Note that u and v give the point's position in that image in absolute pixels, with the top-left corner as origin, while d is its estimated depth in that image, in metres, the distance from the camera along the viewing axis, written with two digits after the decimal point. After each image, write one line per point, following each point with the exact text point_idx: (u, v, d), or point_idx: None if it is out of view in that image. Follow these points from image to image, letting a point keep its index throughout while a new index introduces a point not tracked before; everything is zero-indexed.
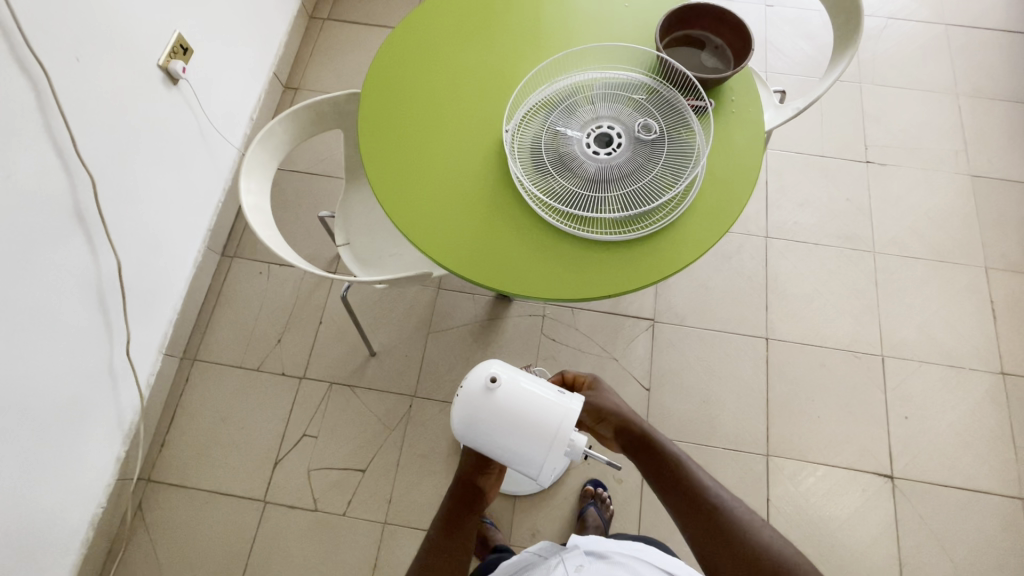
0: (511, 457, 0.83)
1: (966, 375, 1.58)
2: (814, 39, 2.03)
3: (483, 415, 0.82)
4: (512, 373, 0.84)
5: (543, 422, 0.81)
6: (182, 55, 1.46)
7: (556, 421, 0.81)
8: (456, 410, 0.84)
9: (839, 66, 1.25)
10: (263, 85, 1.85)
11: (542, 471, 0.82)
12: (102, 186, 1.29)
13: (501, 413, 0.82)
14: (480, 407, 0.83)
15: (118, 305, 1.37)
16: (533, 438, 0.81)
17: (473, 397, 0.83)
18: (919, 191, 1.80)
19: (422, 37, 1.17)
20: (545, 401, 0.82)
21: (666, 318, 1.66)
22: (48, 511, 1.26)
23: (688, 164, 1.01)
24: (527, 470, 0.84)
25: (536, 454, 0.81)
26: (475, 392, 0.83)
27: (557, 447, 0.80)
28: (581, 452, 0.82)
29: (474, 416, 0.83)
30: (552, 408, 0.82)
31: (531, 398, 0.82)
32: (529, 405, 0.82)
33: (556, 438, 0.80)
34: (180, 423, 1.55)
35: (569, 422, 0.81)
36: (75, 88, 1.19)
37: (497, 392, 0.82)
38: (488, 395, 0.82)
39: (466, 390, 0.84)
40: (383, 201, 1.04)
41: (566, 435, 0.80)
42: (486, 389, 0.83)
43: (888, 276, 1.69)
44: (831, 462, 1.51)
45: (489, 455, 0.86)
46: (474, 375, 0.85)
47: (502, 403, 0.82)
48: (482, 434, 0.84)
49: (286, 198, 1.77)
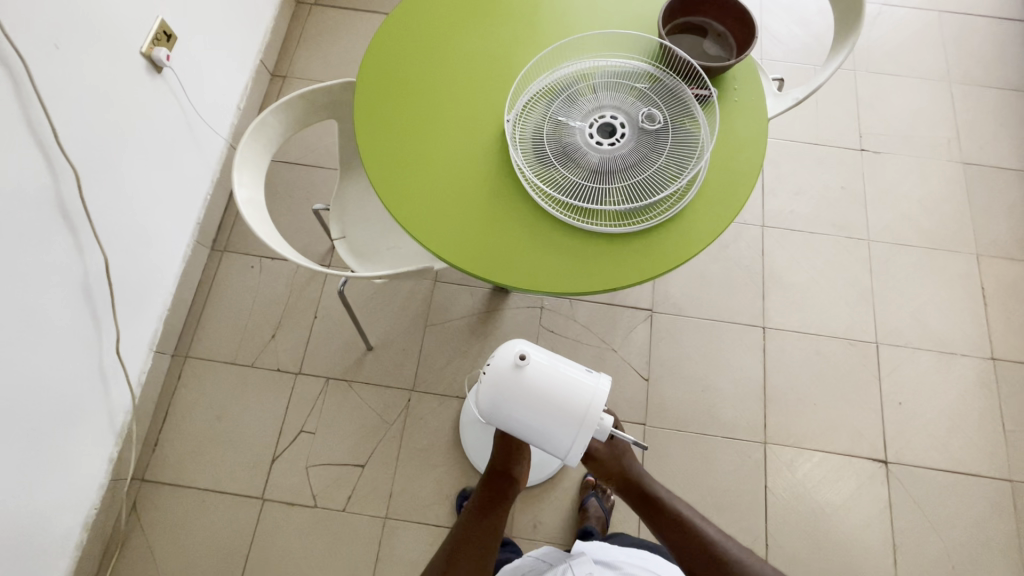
0: (538, 436, 0.83)
1: (957, 360, 1.61)
2: (809, 26, 2.02)
3: (511, 393, 0.82)
4: (540, 352, 0.84)
5: (573, 402, 0.80)
6: (165, 42, 1.41)
7: (585, 400, 0.80)
8: (482, 389, 0.84)
9: (839, 54, 1.24)
10: (249, 73, 1.80)
11: (570, 452, 0.82)
12: (86, 179, 1.24)
13: (528, 391, 0.82)
14: (508, 383, 0.82)
15: (107, 302, 1.33)
16: (561, 417, 0.80)
17: (500, 374, 0.82)
18: (912, 178, 1.81)
19: (418, 22, 1.14)
20: (574, 380, 0.82)
21: (664, 308, 1.66)
22: (41, 514, 1.23)
23: (693, 155, 0.99)
24: (555, 451, 0.83)
25: (564, 433, 0.81)
26: (503, 369, 0.83)
27: (586, 426, 0.80)
28: (607, 431, 0.83)
29: (502, 393, 0.82)
30: (581, 386, 0.81)
31: (560, 377, 0.82)
32: (558, 384, 0.81)
33: (586, 417, 0.80)
34: (174, 421, 1.52)
35: (597, 401, 0.80)
36: (55, 78, 1.13)
37: (526, 369, 0.82)
38: (516, 373, 0.82)
39: (494, 368, 0.83)
40: (382, 193, 1.01)
41: (595, 413, 0.80)
42: (514, 366, 0.82)
43: (882, 264, 1.71)
44: (826, 449, 1.53)
45: (516, 433, 0.85)
46: (502, 354, 0.84)
47: (531, 381, 0.81)
48: (510, 412, 0.83)
49: (277, 190, 1.73)
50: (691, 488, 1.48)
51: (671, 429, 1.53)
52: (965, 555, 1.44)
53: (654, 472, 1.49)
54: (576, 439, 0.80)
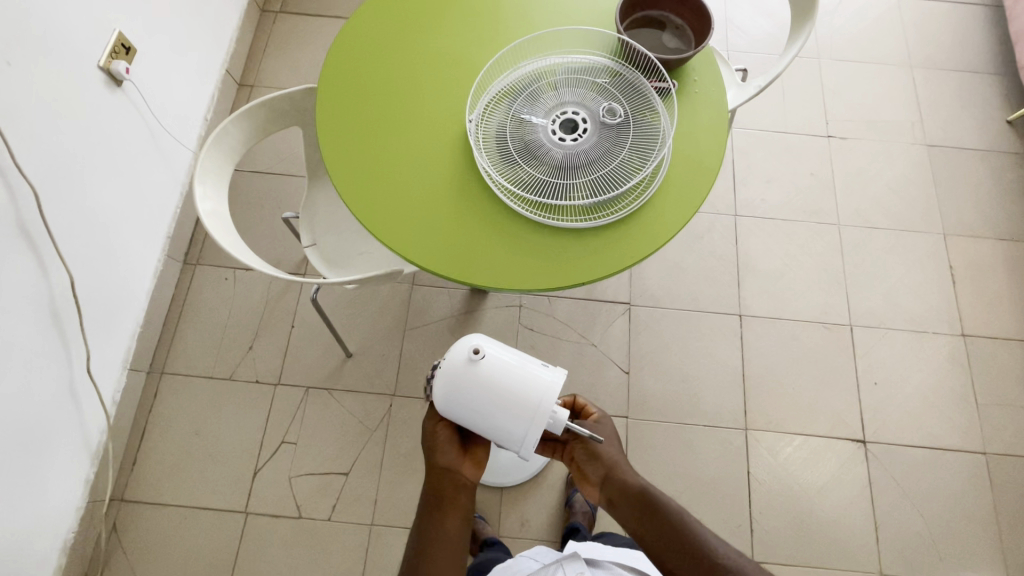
0: (490, 430, 0.82)
1: (929, 338, 1.64)
2: (772, 16, 2.05)
3: (465, 388, 0.81)
4: (495, 347, 0.84)
5: (525, 396, 0.80)
6: (124, 55, 1.39)
7: (537, 393, 0.80)
8: (437, 384, 0.83)
9: (798, 42, 1.26)
10: (215, 84, 1.78)
11: (523, 446, 0.80)
12: (48, 198, 1.22)
13: (483, 385, 0.81)
14: (463, 378, 0.81)
15: (74, 322, 1.31)
16: (515, 410, 0.80)
17: (455, 369, 0.82)
18: (879, 162, 1.84)
19: (377, 27, 1.13)
20: (527, 373, 0.81)
21: (641, 300, 1.67)
22: (16, 541, 1.20)
23: (655, 146, 1.00)
24: (508, 445, 0.82)
25: (517, 426, 0.80)
26: (457, 364, 0.82)
27: (539, 419, 0.79)
28: (563, 425, 0.82)
29: (456, 388, 0.82)
30: (533, 379, 0.81)
31: (513, 371, 0.81)
32: (512, 378, 0.81)
33: (537, 411, 0.79)
34: (152, 439, 1.50)
35: (550, 395, 0.80)
36: (8, 95, 1.11)
37: (481, 363, 0.81)
38: (471, 367, 0.81)
39: (448, 362, 0.82)
40: (346, 197, 1.01)
41: (548, 406, 0.79)
42: (469, 360, 0.81)
43: (853, 247, 1.74)
44: (806, 432, 1.55)
45: (471, 428, 0.84)
46: (457, 348, 0.84)
47: (485, 375, 0.81)
48: (464, 407, 0.82)
49: (248, 201, 1.71)
50: (675, 478, 1.49)
51: (654, 421, 1.54)
52: (944, 529, 1.46)
53: (637, 463, 1.50)
54: (528, 433, 0.79)
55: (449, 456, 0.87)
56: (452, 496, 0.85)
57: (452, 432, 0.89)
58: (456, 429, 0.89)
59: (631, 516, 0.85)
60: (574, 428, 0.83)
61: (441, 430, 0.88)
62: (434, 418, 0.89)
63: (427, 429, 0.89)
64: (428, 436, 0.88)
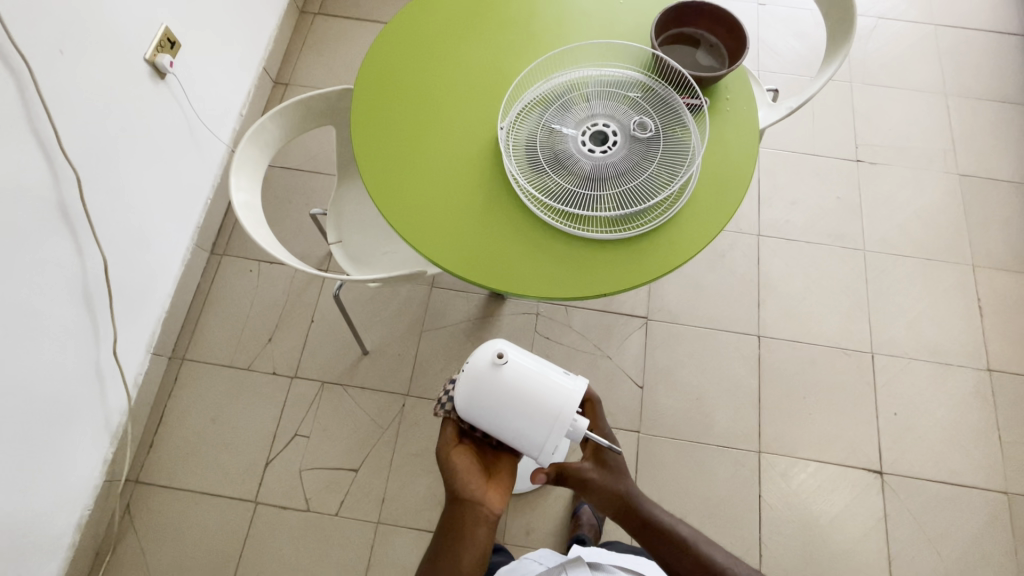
0: (510, 435, 0.83)
1: (952, 371, 1.61)
2: (805, 38, 2.04)
3: (487, 391, 0.82)
4: (518, 353, 0.85)
5: (545, 402, 0.81)
6: (169, 49, 1.43)
7: (559, 402, 0.81)
8: (460, 385, 0.84)
9: (832, 65, 1.26)
10: (252, 81, 1.82)
11: (543, 450, 0.81)
12: (88, 183, 1.26)
13: (506, 390, 0.82)
14: (485, 382, 0.83)
15: (104, 304, 1.34)
16: (537, 416, 0.81)
17: (478, 373, 0.83)
18: (908, 189, 1.82)
19: (414, 32, 1.16)
20: (548, 380, 0.83)
21: (659, 315, 1.66)
22: (35, 514, 1.23)
23: (684, 162, 1.01)
24: (526, 450, 0.83)
25: (537, 431, 0.81)
26: (481, 368, 0.84)
27: (560, 425, 0.80)
28: (582, 434, 0.82)
29: (478, 391, 0.83)
30: (557, 387, 0.82)
31: (536, 377, 0.83)
32: (536, 384, 0.82)
33: (558, 417, 0.80)
34: (169, 423, 1.53)
35: (571, 402, 0.81)
36: (58, 83, 1.15)
37: (505, 367, 0.83)
38: (494, 371, 0.83)
39: (472, 366, 0.84)
40: (377, 199, 1.03)
41: (569, 416, 0.80)
42: (493, 365, 0.83)
43: (877, 274, 1.71)
44: (821, 458, 1.52)
45: (490, 432, 0.85)
46: (480, 352, 0.85)
47: (508, 380, 0.82)
48: (485, 411, 0.83)
49: (277, 196, 1.75)
50: (685, 497, 1.48)
51: (666, 437, 1.53)
52: (960, 568, 1.42)
53: (646, 479, 1.49)
54: (547, 440, 0.81)
55: (471, 483, 0.89)
56: (478, 523, 0.87)
57: (470, 462, 0.92)
58: (473, 455, 0.93)
59: (645, 539, 0.90)
60: (592, 437, 0.84)
61: (459, 457, 0.91)
62: (453, 445, 0.92)
63: (445, 455, 0.92)
64: (446, 463, 0.91)
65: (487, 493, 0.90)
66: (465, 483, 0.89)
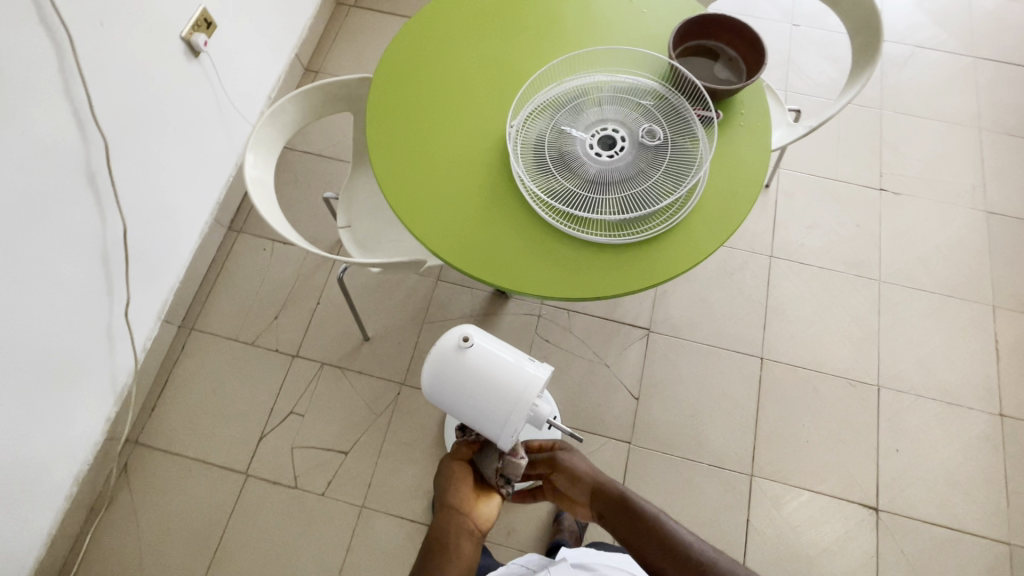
0: (473, 418, 0.84)
1: (962, 412, 1.55)
2: (837, 61, 2.01)
3: (451, 373, 0.84)
4: (484, 337, 0.86)
5: (507, 386, 0.82)
6: (205, 29, 1.49)
7: (521, 385, 0.82)
8: (426, 368, 0.86)
9: (856, 85, 1.24)
10: (283, 66, 1.88)
11: (504, 433, 0.83)
12: (115, 151, 1.31)
13: (469, 373, 0.83)
14: (450, 365, 0.84)
15: (121, 268, 1.39)
16: (498, 399, 0.82)
17: (443, 356, 0.85)
18: (931, 223, 1.77)
19: (436, 28, 1.18)
20: (512, 364, 0.84)
21: (662, 328, 1.65)
22: (36, 463, 1.28)
23: (690, 171, 1.00)
24: (489, 432, 0.84)
25: (498, 414, 0.82)
26: (446, 351, 0.85)
27: (520, 409, 0.81)
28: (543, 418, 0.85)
29: (442, 373, 0.85)
30: (520, 371, 0.83)
31: (500, 362, 0.84)
32: (498, 368, 0.83)
33: (519, 401, 0.81)
34: (172, 389, 1.57)
35: (532, 387, 0.82)
36: (94, 52, 1.21)
37: (469, 351, 0.84)
38: (458, 355, 0.84)
39: (438, 349, 0.86)
40: (383, 187, 1.05)
41: (530, 399, 0.81)
42: (457, 347, 0.84)
43: (891, 306, 1.67)
44: (815, 488, 1.48)
45: (455, 414, 0.87)
46: (447, 336, 0.87)
47: (471, 363, 0.84)
48: (449, 394, 0.85)
49: (296, 178, 1.79)
50: (671, 513, 1.46)
51: (657, 451, 1.51)
52: None
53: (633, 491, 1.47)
54: (508, 423, 0.82)
55: (466, 496, 0.93)
56: (462, 534, 0.89)
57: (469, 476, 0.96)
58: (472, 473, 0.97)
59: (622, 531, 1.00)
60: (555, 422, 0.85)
61: (459, 469, 0.96)
62: (455, 457, 0.97)
63: (446, 467, 0.96)
64: (447, 472, 0.96)
65: (473, 509, 0.92)
66: (460, 493, 0.93)
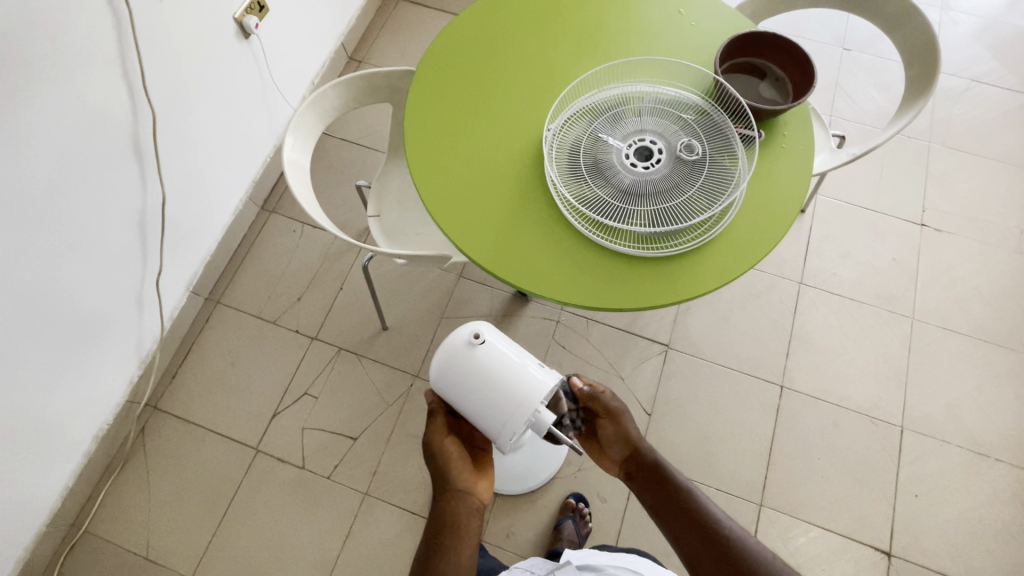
0: (475, 415, 0.84)
1: (988, 463, 1.49)
2: (887, 89, 1.96)
3: (458, 368, 0.84)
4: (495, 336, 0.86)
5: (512, 389, 0.81)
6: (257, 12, 1.52)
7: (526, 389, 0.81)
8: (435, 359, 0.86)
9: (907, 116, 1.20)
10: (329, 53, 1.91)
11: (503, 435, 0.82)
12: (162, 123, 1.35)
13: (476, 370, 0.83)
14: (458, 359, 0.84)
15: (156, 237, 1.44)
16: (501, 400, 0.82)
17: (453, 349, 0.85)
18: (973, 263, 1.71)
19: (482, 26, 1.19)
20: (520, 367, 0.83)
21: (681, 346, 1.62)
22: (58, 418, 1.33)
23: (727, 190, 0.99)
24: (489, 432, 0.84)
25: (499, 416, 0.82)
26: (456, 345, 0.85)
27: (521, 413, 0.81)
28: (545, 428, 0.83)
29: (449, 367, 0.85)
30: (526, 375, 0.82)
31: (508, 363, 0.83)
32: (505, 369, 0.82)
33: (522, 405, 0.81)
34: (194, 359, 1.61)
35: (537, 392, 0.81)
36: (151, 27, 1.25)
37: (480, 347, 0.84)
38: (468, 350, 0.84)
39: (449, 342, 0.86)
40: (416, 180, 1.06)
41: (532, 405, 0.81)
42: (468, 343, 0.84)
43: (922, 345, 1.61)
44: (825, 525, 1.44)
45: (458, 408, 0.86)
46: (459, 331, 0.86)
47: (479, 360, 0.83)
48: (454, 388, 0.85)
49: (331, 164, 1.82)
50: None
51: None
52: None
53: (637, 508, 1.46)
54: (508, 426, 0.81)
55: (465, 473, 0.87)
56: (473, 517, 0.85)
57: (461, 453, 0.90)
58: (462, 447, 0.91)
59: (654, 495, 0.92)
60: (556, 433, 0.84)
61: (451, 447, 0.89)
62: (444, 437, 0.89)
63: (438, 448, 0.88)
64: (439, 455, 0.88)
65: (476, 485, 0.88)
66: (460, 473, 0.87)
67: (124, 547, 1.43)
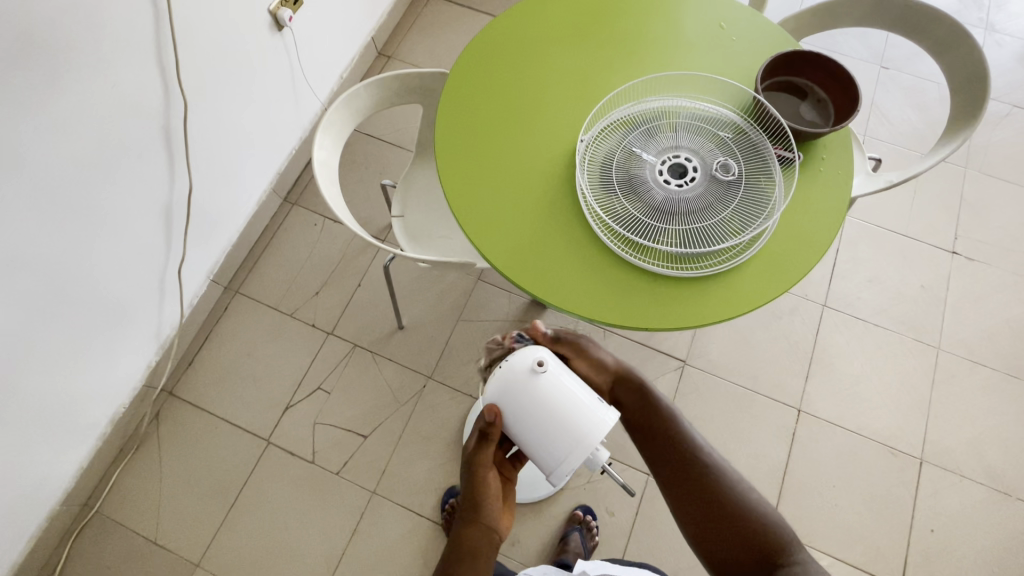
0: (531, 444, 0.83)
1: (1009, 502, 1.45)
2: (925, 111, 1.91)
3: (519, 395, 0.82)
4: (558, 366, 0.84)
5: (573, 424, 0.80)
6: (292, 4, 1.52)
7: (586, 426, 0.80)
8: (494, 382, 0.85)
9: (948, 147, 1.17)
10: (359, 48, 1.90)
11: (558, 468, 0.81)
12: (193, 112, 1.35)
13: (537, 400, 0.82)
14: (519, 386, 0.83)
15: (181, 225, 1.44)
16: (561, 435, 0.81)
17: (514, 376, 0.83)
18: (1004, 295, 1.66)
19: (519, 31, 1.17)
20: (581, 402, 0.81)
21: (698, 362, 1.60)
22: (76, 399, 1.34)
23: (761, 214, 0.96)
24: (543, 464, 0.83)
25: (557, 449, 0.81)
26: (518, 372, 0.83)
27: (580, 450, 0.80)
28: (600, 465, 0.83)
29: (509, 392, 0.83)
30: (587, 412, 0.81)
31: (570, 396, 0.82)
32: (566, 402, 0.81)
33: (581, 442, 0.80)
34: (211, 347, 1.62)
35: (597, 430, 0.80)
36: (188, 17, 1.25)
37: (542, 376, 0.82)
38: (532, 378, 0.82)
39: (510, 367, 0.84)
40: (445, 185, 1.04)
41: (592, 443, 0.80)
42: (531, 371, 0.83)
43: (947, 377, 1.57)
44: (837, 554, 1.42)
45: (512, 436, 0.85)
46: (521, 356, 0.85)
47: (541, 390, 0.82)
48: (511, 414, 0.83)
49: (356, 159, 1.82)
50: (681, 553, 1.42)
51: None
52: None
53: (645, 525, 1.44)
54: (565, 460, 0.80)
55: (496, 509, 0.86)
56: (492, 553, 0.84)
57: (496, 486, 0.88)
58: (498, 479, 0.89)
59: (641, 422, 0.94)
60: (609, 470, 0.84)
61: (491, 478, 0.87)
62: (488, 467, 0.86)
63: (480, 477, 0.85)
64: (478, 482, 0.85)
65: (503, 520, 0.87)
66: (492, 507, 0.85)
67: (133, 530, 1.44)
